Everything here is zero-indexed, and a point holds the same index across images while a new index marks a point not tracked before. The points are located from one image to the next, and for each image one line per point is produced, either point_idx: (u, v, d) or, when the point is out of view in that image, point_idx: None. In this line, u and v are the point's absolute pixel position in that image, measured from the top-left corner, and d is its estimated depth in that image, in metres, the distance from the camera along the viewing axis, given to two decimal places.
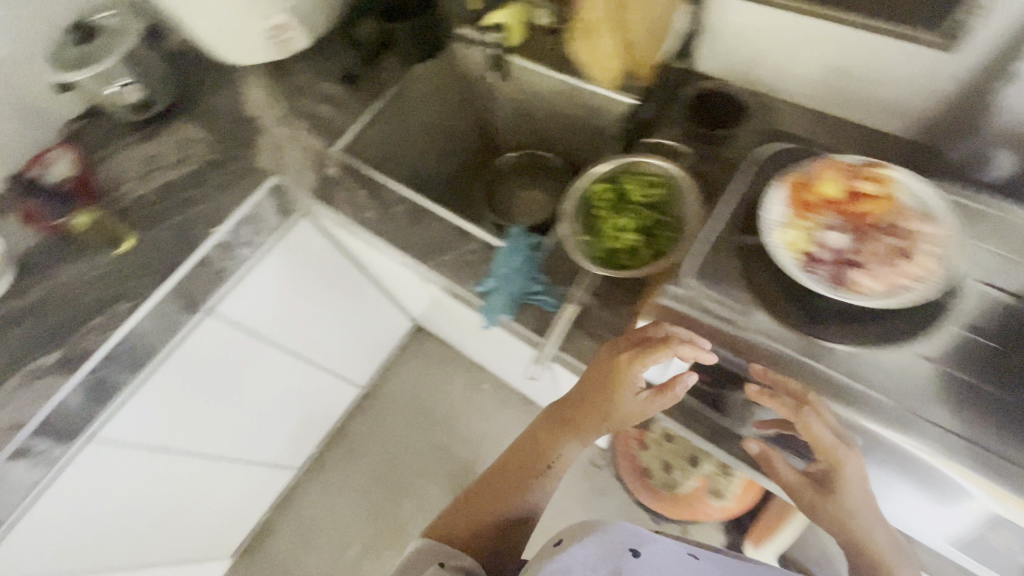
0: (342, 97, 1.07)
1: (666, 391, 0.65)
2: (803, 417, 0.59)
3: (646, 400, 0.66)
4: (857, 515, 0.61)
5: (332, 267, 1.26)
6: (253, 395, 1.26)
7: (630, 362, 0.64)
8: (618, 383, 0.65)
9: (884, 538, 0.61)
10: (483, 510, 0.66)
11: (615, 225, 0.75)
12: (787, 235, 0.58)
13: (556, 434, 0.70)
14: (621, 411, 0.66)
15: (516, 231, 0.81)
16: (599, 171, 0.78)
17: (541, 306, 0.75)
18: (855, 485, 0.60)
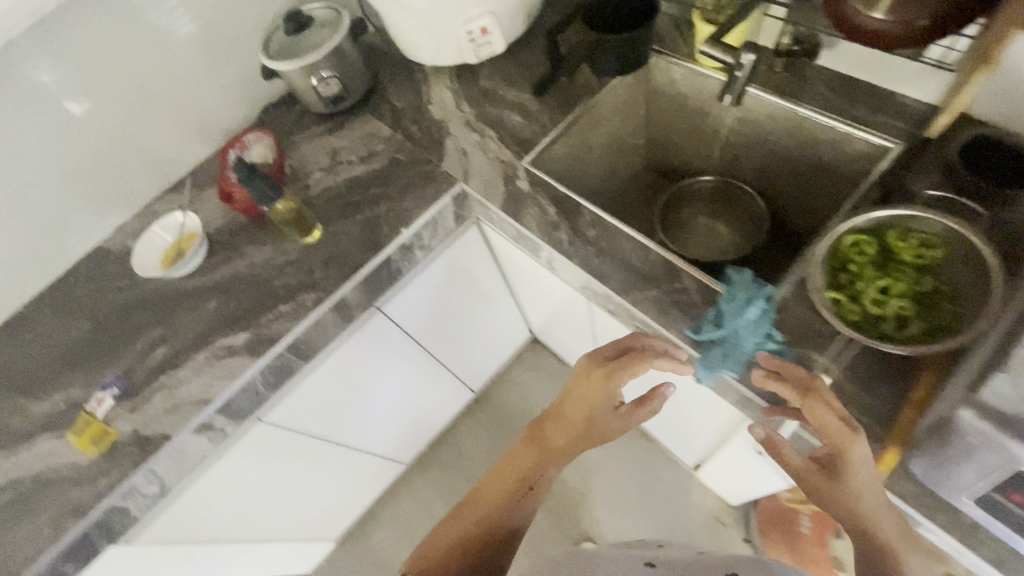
0: (532, 106, 1.02)
1: (642, 404, 0.77)
2: (810, 400, 0.59)
3: (627, 413, 0.76)
4: (866, 502, 0.57)
5: (482, 276, 1.24)
6: (389, 392, 1.27)
7: (605, 377, 0.73)
8: (608, 387, 0.73)
9: (889, 526, 0.56)
10: (470, 522, 0.72)
11: (877, 288, 0.66)
12: None
13: (549, 440, 0.77)
14: (606, 419, 0.76)
15: (746, 276, 0.71)
16: (857, 222, 0.68)
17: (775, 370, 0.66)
18: (859, 471, 0.57)
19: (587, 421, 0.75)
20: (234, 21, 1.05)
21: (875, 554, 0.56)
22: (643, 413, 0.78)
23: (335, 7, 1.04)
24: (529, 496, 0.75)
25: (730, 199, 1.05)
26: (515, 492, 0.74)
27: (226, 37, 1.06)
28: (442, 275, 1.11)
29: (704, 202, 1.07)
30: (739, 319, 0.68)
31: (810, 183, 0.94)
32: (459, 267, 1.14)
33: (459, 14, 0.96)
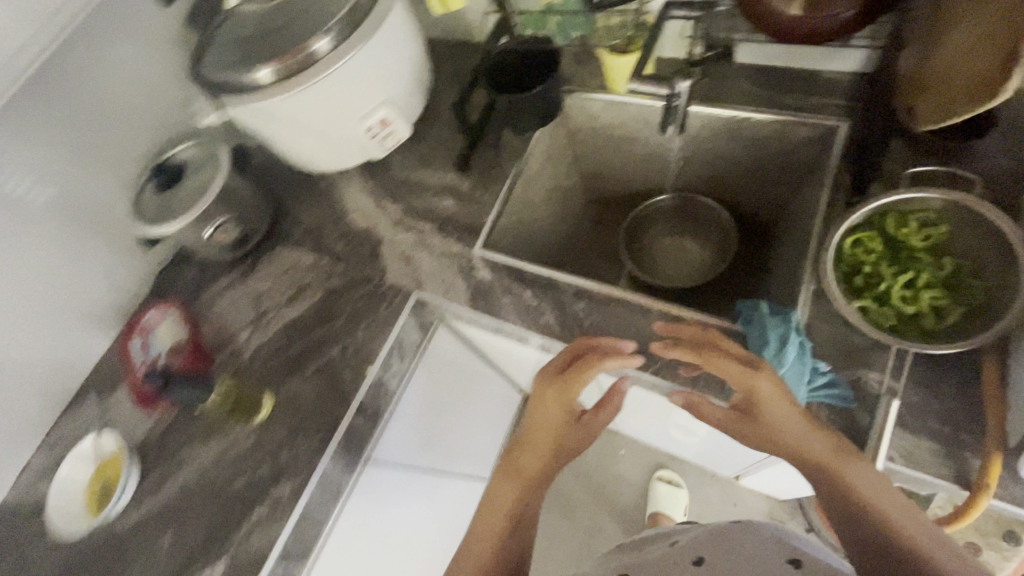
0: (461, 183, 0.93)
1: (603, 408, 0.71)
2: (705, 354, 0.61)
3: (592, 419, 0.71)
4: (789, 429, 0.57)
5: (466, 372, 1.03)
6: (402, 542, 1.02)
7: (557, 388, 0.69)
8: (566, 396, 0.68)
9: (822, 447, 0.56)
10: None
11: (901, 283, 0.61)
12: None
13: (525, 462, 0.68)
14: (574, 433, 0.71)
15: (761, 312, 0.65)
16: (851, 222, 0.63)
17: (831, 403, 0.61)
18: (771, 402, 0.58)
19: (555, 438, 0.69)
20: (87, 190, 0.88)
21: (820, 477, 0.55)
22: (607, 414, 0.71)
23: (207, 143, 0.90)
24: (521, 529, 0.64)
25: (693, 217, 1.01)
26: (506, 531, 0.63)
27: (83, 213, 0.88)
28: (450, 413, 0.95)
29: (667, 222, 1.03)
30: (778, 364, 0.61)
31: (765, 180, 0.91)
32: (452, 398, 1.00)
33: (351, 113, 0.85)
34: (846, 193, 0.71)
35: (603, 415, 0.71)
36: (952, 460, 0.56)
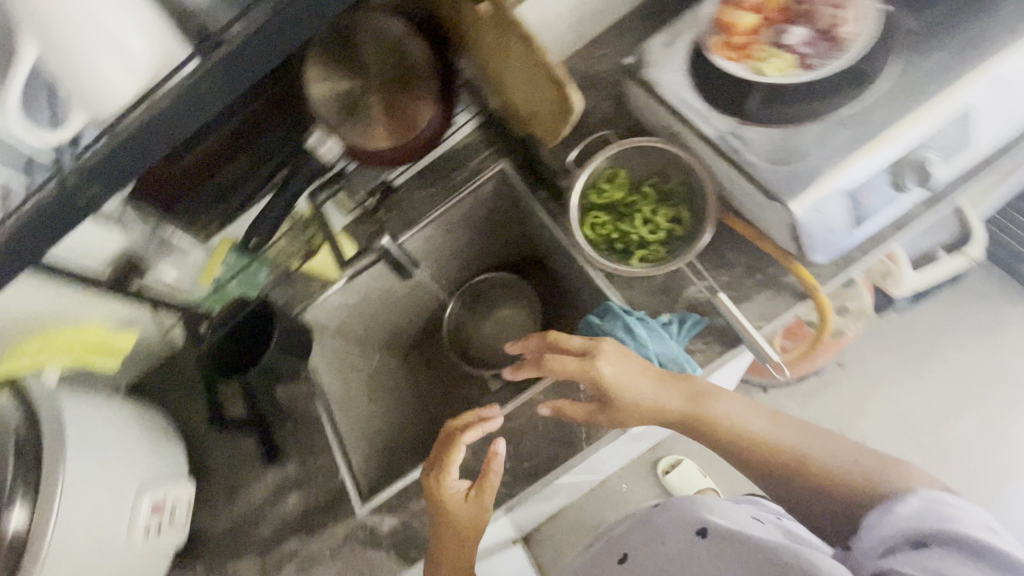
0: (287, 474, 0.79)
1: (487, 480, 0.64)
2: (543, 360, 0.64)
3: (477, 495, 0.63)
4: (647, 398, 0.60)
5: None
6: None
7: (435, 480, 0.64)
8: (444, 490, 0.63)
9: (679, 404, 0.60)
10: None
11: (640, 223, 0.72)
12: (775, 66, 0.61)
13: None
14: (464, 522, 0.63)
15: (596, 321, 0.70)
16: (576, 217, 0.73)
17: (695, 329, 0.67)
18: (615, 380, 0.60)
19: (453, 542, 0.63)
20: None
21: (688, 426, 0.60)
22: (492, 485, 0.63)
23: None
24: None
25: (488, 297, 1.03)
26: None
27: None
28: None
29: (472, 317, 1.03)
30: (643, 342, 0.65)
31: (508, 231, 0.97)
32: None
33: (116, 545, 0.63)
34: (548, 198, 0.83)
35: (486, 488, 0.63)
36: (786, 292, 0.66)
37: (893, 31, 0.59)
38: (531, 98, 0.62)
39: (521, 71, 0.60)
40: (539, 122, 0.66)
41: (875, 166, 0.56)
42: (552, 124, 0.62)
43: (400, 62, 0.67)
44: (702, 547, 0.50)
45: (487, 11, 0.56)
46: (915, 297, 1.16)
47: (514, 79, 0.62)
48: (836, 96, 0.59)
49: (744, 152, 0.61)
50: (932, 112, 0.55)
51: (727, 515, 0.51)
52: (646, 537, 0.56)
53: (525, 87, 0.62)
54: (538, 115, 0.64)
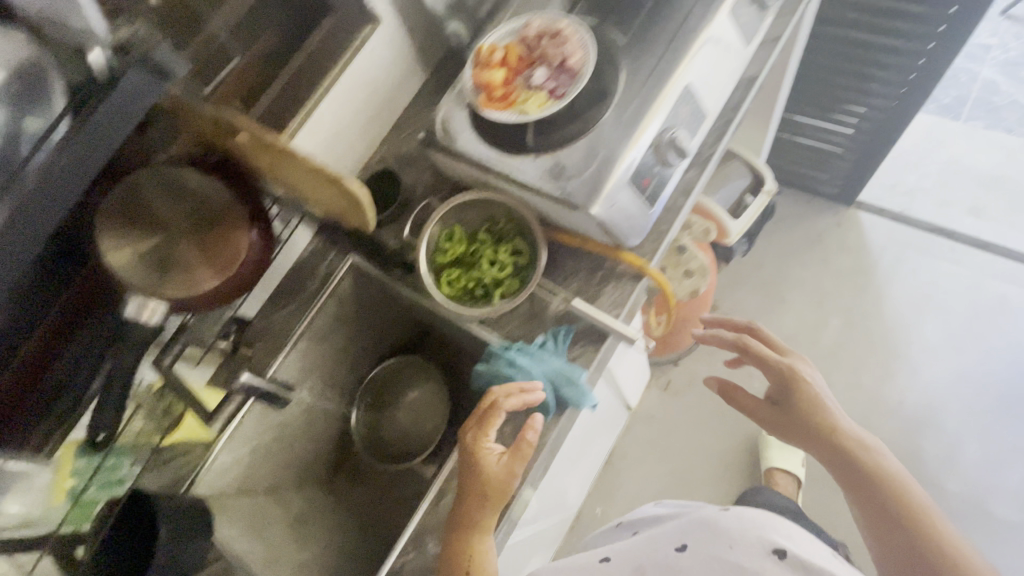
0: None
1: (520, 447, 0.63)
2: (754, 349, 0.83)
3: (506, 462, 0.63)
4: (825, 419, 0.77)
5: None
6: None
7: (477, 437, 0.65)
8: (478, 453, 0.64)
9: (856, 442, 0.76)
10: None
11: (488, 266, 0.76)
12: (534, 103, 0.69)
13: (461, 542, 0.63)
14: (494, 485, 0.62)
15: (484, 366, 0.72)
16: (431, 282, 0.75)
17: (568, 340, 0.71)
18: (811, 394, 0.79)
19: (479, 502, 0.63)
20: None
21: (851, 459, 0.75)
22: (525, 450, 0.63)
23: None
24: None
25: (391, 387, 1.01)
26: None
27: None
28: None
29: (383, 416, 1.00)
30: (532, 366, 0.68)
31: (385, 318, 0.97)
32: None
33: None
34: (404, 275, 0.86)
35: (520, 451, 0.63)
36: (627, 278, 0.74)
37: (604, 51, 0.73)
38: (326, 195, 0.63)
39: (304, 176, 0.61)
40: (345, 214, 0.67)
41: (640, 155, 0.67)
42: (355, 214, 0.63)
43: (201, 207, 0.65)
44: (773, 563, 0.60)
45: (251, 139, 0.58)
46: (748, 239, 1.35)
47: (304, 186, 0.63)
48: (589, 114, 0.70)
49: (539, 176, 0.69)
50: (659, 104, 0.67)
51: (797, 546, 0.63)
52: (715, 534, 0.67)
53: (316, 192, 0.64)
54: (341, 207, 0.65)
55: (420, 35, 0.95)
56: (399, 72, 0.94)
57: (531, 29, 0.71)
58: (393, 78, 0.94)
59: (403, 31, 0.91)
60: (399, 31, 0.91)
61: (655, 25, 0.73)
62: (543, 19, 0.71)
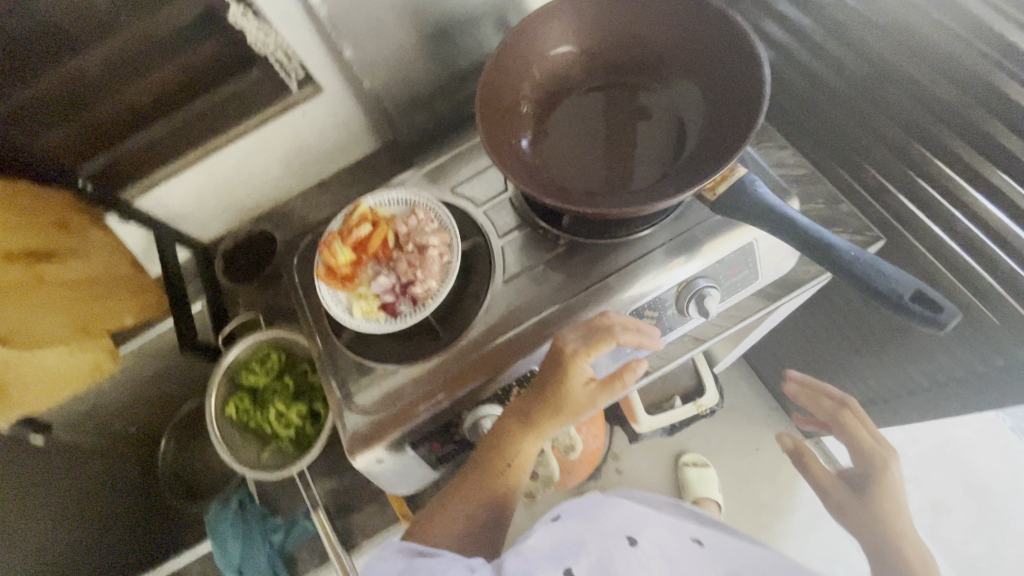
0: None
1: (612, 383, 0.57)
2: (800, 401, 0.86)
3: (594, 395, 0.57)
4: (889, 509, 0.72)
5: None
6: None
7: (579, 354, 0.55)
8: (570, 381, 0.55)
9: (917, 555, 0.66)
10: (459, 518, 0.58)
11: (276, 418, 0.71)
12: (361, 309, 0.59)
13: (513, 435, 0.57)
14: (572, 404, 0.57)
15: (212, 511, 0.68)
16: (213, 405, 0.69)
17: (303, 537, 0.68)
18: (890, 485, 0.73)
19: (551, 414, 0.57)
20: None
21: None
22: (617, 387, 0.58)
23: None
24: (497, 490, 0.59)
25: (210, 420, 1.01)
26: (493, 485, 0.58)
27: None
28: (658, 544, 0.58)
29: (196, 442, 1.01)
30: (236, 556, 0.63)
31: None
32: (608, 529, 0.57)
33: None
34: (201, 358, 0.75)
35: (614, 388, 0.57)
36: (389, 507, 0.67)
37: (475, 285, 0.62)
38: (77, 325, 0.65)
39: (42, 314, 0.61)
40: (123, 321, 0.71)
41: (433, 423, 0.60)
42: (96, 346, 0.68)
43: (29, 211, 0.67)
44: None
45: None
46: (667, 429, 1.23)
47: (55, 308, 0.62)
48: (413, 347, 0.61)
49: (333, 382, 0.61)
50: (481, 383, 0.59)
51: None
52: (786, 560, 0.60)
53: (83, 323, 0.66)
54: (100, 333, 0.68)
55: (371, 113, 0.83)
56: (331, 140, 0.84)
57: (411, 219, 0.60)
58: (325, 145, 0.84)
59: (350, 106, 0.80)
60: (342, 105, 0.79)
61: (542, 286, 0.62)
62: (430, 220, 0.60)
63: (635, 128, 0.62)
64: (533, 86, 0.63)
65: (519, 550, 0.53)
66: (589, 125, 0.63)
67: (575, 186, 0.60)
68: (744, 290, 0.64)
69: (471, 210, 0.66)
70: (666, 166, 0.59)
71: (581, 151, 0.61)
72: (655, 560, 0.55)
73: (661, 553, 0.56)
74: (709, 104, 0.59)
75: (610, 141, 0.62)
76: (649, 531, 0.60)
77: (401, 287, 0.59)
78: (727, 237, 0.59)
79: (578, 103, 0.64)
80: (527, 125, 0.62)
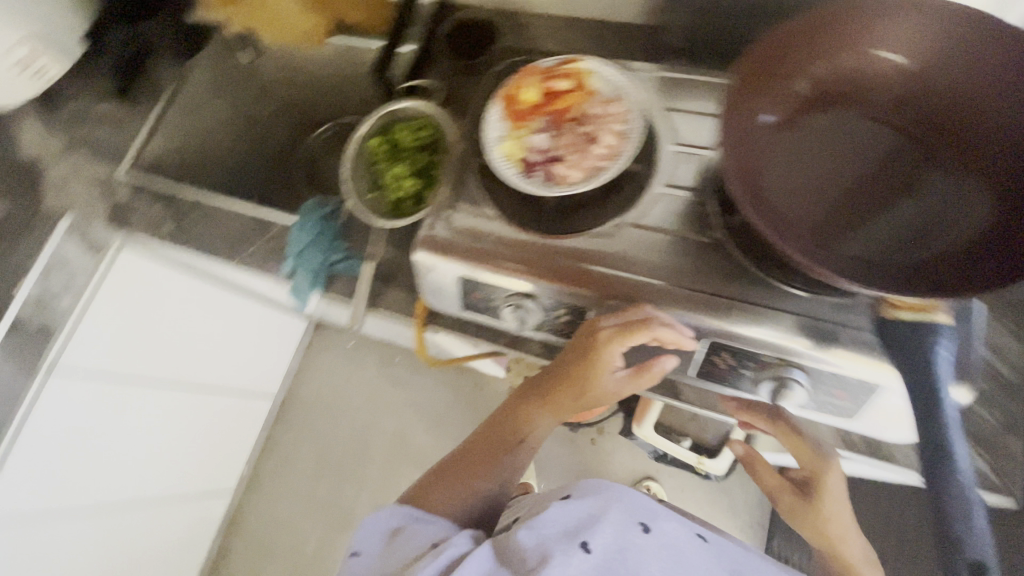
0: (119, 115, 0.99)
1: (639, 375, 0.58)
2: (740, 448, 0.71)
3: (619, 383, 0.58)
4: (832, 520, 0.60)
5: (154, 293, 1.04)
6: (123, 436, 1.10)
7: (611, 337, 0.54)
8: (593, 363, 0.55)
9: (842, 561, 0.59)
10: (465, 475, 0.66)
11: (392, 175, 0.78)
12: (504, 147, 0.58)
13: (529, 416, 0.65)
14: (590, 385, 0.58)
15: (308, 205, 0.80)
16: (365, 131, 0.79)
17: (346, 272, 0.77)
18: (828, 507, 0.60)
19: (568, 394, 0.60)
20: None
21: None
22: (644, 381, 0.58)
23: None
24: (509, 457, 0.66)
25: None
26: (502, 449, 0.66)
27: None
28: (668, 530, 0.59)
29: None
30: (304, 244, 0.77)
31: None
32: (621, 510, 0.58)
33: None
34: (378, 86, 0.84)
35: (639, 379, 0.58)
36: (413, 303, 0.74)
37: (608, 203, 0.59)
38: None
39: None
40: None
41: (484, 279, 0.61)
42: None
43: None
44: None
45: None
46: (657, 452, 1.20)
47: None
48: (517, 207, 0.61)
49: (445, 183, 0.64)
50: (543, 280, 0.57)
51: None
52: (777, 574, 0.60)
53: None
54: None
55: None
56: None
57: (606, 108, 0.58)
58: None
59: None
60: None
61: (660, 249, 0.57)
62: (618, 123, 0.57)
63: (890, 185, 0.52)
64: (819, 75, 0.56)
65: (538, 522, 0.56)
66: (845, 148, 0.54)
67: (779, 192, 0.52)
68: (826, 414, 0.57)
69: (663, 138, 0.60)
70: (884, 243, 0.50)
71: (814, 166, 0.54)
72: (666, 550, 0.56)
73: (670, 544, 0.57)
74: (989, 214, 0.49)
75: (843, 182, 0.53)
76: (659, 516, 0.60)
77: (553, 154, 0.57)
78: (870, 363, 0.49)
79: (850, 121, 0.56)
80: (784, 105, 0.55)
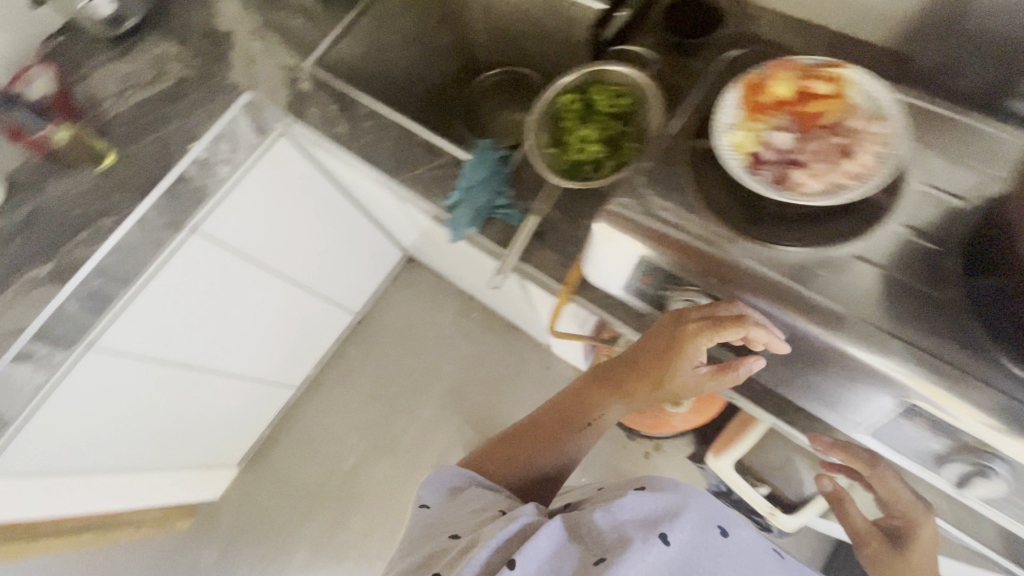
0: (314, 11, 1.02)
1: (721, 374, 0.58)
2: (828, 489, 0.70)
3: (700, 378, 0.58)
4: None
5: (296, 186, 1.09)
6: (229, 308, 1.17)
7: (700, 329, 0.54)
8: (678, 354, 0.56)
9: None
10: (526, 445, 0.65)
11: (580, 136, 0.76)
12: (736, 136, 0.55)
13: (599, 398, 0.65)
14: (670, 376, 0.58)
15: (484, 144, 0.79)
16: (565, 83, 0.77)
17: (505, 219, 0.77)
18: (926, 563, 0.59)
19: (645, 383, 0.60)
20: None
21: None
22: (726, 380, 0.58)
23: None
24: (574, 439, 0.65)
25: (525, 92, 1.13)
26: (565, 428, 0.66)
27: None
28: (751, 540, 0.54)
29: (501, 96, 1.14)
30: (476, 180, 0.77)
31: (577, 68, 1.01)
32: (703, 509, 0.53)
33: None
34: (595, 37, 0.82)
35: (721, 378, 0.58)
36: (562, 267, 0.73)
37: (828, 224, 0.54)
38: None
39: None
40: None
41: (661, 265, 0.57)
42: None
43: None
44: None
45: None
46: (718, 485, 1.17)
47: None
48: (723, 201, 0.57)
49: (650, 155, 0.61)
50: (745, 285, 0.54)
51: None
52: None
53: None
54: None
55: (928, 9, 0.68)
56: None
57: (861, 124, 0.54)
58: None
59: None
60: None
61: (877, 289, 0.52)
62: (874, 142, 0.53)
63: None
64: None
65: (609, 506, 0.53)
66: None
67: None
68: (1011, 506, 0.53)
69: (910, 174, 0.55)
70: None
71: None
72: (747, 559, 0.52)
73: (756, 557, 0.53)
74: None
75: None
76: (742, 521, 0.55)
77: (792, 158, 0.53)
78: None
79: None
80: None
